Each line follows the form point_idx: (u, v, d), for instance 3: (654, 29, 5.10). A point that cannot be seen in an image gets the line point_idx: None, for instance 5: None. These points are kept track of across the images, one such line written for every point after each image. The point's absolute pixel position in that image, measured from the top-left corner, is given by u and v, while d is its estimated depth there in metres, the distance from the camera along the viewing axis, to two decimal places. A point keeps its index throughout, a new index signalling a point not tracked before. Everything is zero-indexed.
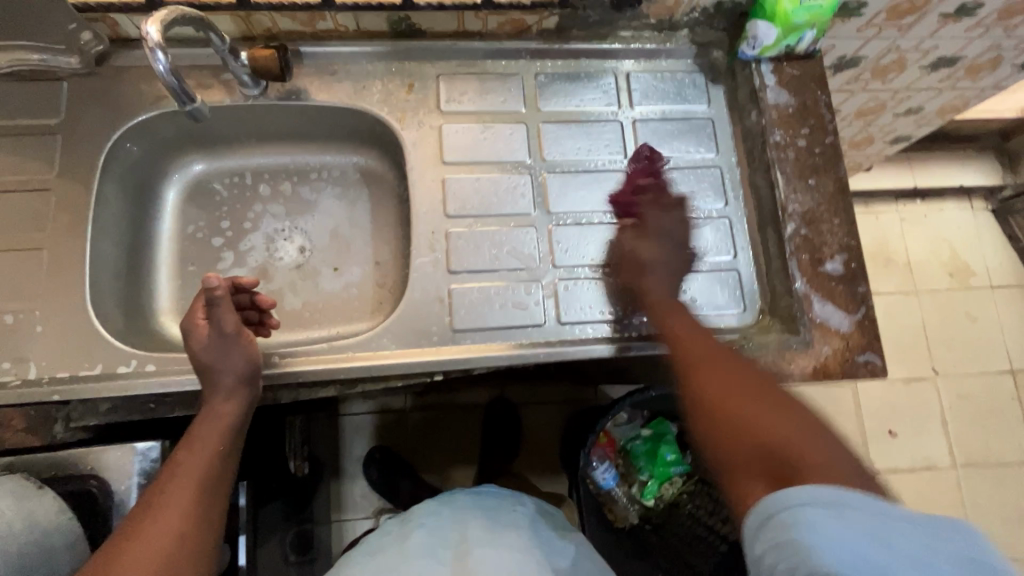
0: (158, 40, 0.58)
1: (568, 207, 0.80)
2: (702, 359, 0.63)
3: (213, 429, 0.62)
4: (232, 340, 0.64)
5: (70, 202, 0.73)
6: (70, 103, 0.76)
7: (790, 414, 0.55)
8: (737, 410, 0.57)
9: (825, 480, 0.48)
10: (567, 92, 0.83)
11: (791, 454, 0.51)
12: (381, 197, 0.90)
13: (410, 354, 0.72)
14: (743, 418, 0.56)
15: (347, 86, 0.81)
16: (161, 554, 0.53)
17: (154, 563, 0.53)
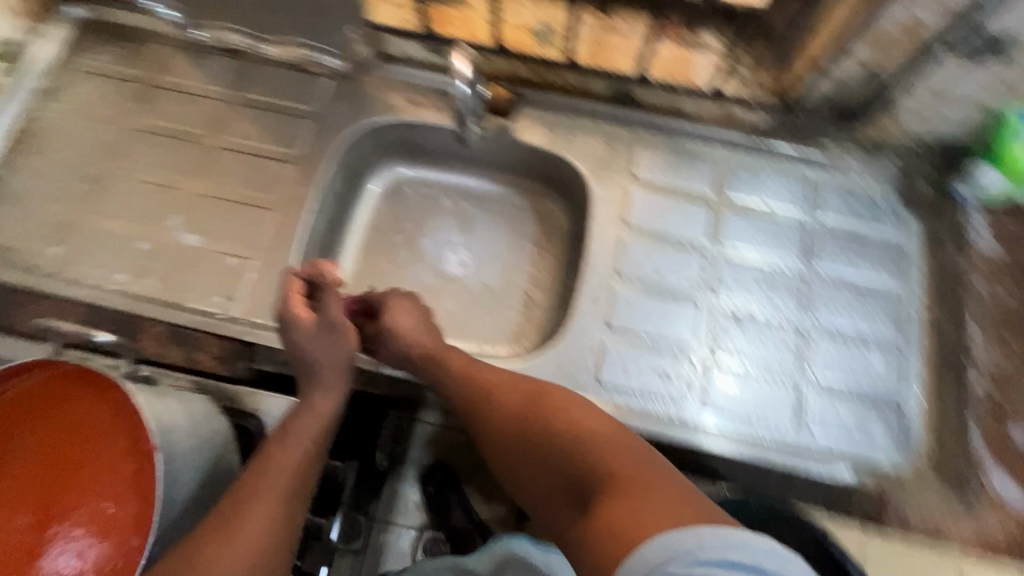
0: (464, 73, 0.76)
1: (734, 298, 0.80)
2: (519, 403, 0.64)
3: (291, 448, 0.61)
4: (336, 331, 0.68)
5: (304, 177, 0.85)
6: (327, 95, 0.89)
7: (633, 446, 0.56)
8: (505, 410, 0.65)
9: (677, 503, 0.47)
10: (758, 185, 0.85)
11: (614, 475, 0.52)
12: (547, 236, 0.94)
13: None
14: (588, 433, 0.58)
15: (553, 131, 0.86)
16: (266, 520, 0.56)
17: (261, 528, 0.56)
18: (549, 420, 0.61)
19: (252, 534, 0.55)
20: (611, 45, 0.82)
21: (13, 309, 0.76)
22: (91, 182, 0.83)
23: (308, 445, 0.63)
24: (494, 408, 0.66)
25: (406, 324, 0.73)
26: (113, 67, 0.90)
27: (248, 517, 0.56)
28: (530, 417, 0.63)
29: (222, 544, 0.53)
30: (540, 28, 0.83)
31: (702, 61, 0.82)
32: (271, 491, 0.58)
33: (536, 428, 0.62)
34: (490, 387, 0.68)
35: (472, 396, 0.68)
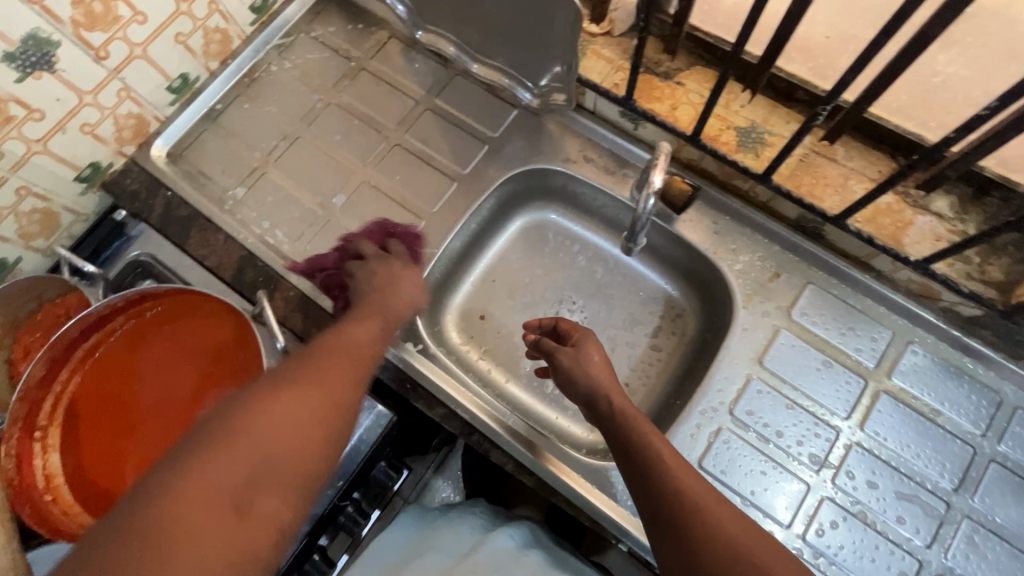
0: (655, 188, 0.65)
1: (856, 497, 0.69)
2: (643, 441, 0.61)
3: (325, 365, 0.54)
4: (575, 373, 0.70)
5: (462, 199, 0.87)
6: (509, 127, 0.90)
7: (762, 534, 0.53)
8: (680, 497, 0.56)
9: None
10: (931, 382, 0.73)
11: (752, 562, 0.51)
12: (668, 335, 0.88)
13: (623, 514, 0.72)
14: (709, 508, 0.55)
15: (718, 238, 0.80)
16: (313, 430, 0.48)
17: (312, 424, 0.49)
18: (718, 518, 0.54)
19: (279, 437, 0.46)
20: (822, 174, 0.74)
21: (191, 230, 0.87)
22: (287, 140, 0.92)
23: (351, 370, 0.55)
24: (672, 502, 0.56)
25: (599, 358, 0.70)
26: (340, 41, 0.98)
27: (252, 422, 0.46)
28: (702, 514, 0.54)
29: (268, 402, 0.48)
30: (748, 131, 0.76)
31: (923, 225, 0.70)
32: (301, 401, 0.49)
33: (697, 523, 0.54)
34: (673, 465, 0.58)
35: (638, 463, 0.60)
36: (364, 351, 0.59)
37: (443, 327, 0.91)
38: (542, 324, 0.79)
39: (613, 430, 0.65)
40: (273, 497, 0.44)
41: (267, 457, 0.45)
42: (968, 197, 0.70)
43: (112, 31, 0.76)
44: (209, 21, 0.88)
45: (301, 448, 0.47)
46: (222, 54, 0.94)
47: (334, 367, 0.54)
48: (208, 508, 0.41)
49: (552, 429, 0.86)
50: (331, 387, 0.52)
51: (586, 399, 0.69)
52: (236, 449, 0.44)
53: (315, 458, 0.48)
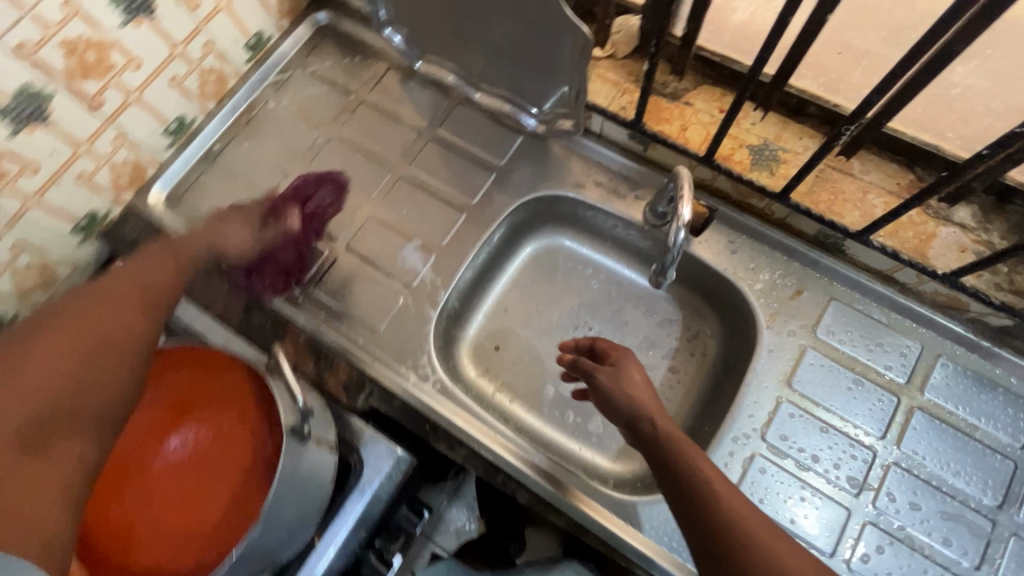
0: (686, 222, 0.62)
1: (899, 520, 0.67)
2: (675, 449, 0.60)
3: (144, 263, 0.63)
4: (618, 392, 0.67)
5: (472, 229, 0.85)
6: (515, 154, 0.88)
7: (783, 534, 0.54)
8: (735, 530, 0.54)
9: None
10: (965, 394, 0.71)
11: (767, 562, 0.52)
12: (690, 357, 0.86)
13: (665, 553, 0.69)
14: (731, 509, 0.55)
15: (736, 258, 0.78)
16: (112, 340, 0.54)
17: (104, 342, 0.54)
18: (776, 552, 0.52)
19: (107, 325, 0.55)
20: (840, 189, 0.72)
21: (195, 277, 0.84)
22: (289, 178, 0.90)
23: (140, 318, 0.58)
24: (723, 532, 0.54)
25: (640, 378, 0.68)
26: (337, 74, 0.97)
27: (54, 343, 0.51)
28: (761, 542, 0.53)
29: (68, 330, 0.53)
30: (761, 149, 0.75)
31: (947, 237, 0.69)
32: (67, 326, 0.53)
33: (757, 556, 0.52)
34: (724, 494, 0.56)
35: (688, 493, 0.57)
36: (161, 300, 0.62)
37: (458, 361, 0.88)
38: (579, 343, 0.76)
39: (656, 458, 0.61)
40: (78, 436, 0.49)
41: (70, 389, 0.49)
42: (989, 206, 0.69)
43: (107, 79, 0.75)
44: (204, 61, 0.86)
45: (104, 367, 0.53)
46: (219, 94, 0.92)
47: (106, 315, 0.56)
48: (9, 437, 0.45)
49: (578, 461, 0.84)
50: (121, 347, 0.54)
51: (625, 422, 0.66)
52: (17, 379, 0.47)
53: (123, 366, 0.54)
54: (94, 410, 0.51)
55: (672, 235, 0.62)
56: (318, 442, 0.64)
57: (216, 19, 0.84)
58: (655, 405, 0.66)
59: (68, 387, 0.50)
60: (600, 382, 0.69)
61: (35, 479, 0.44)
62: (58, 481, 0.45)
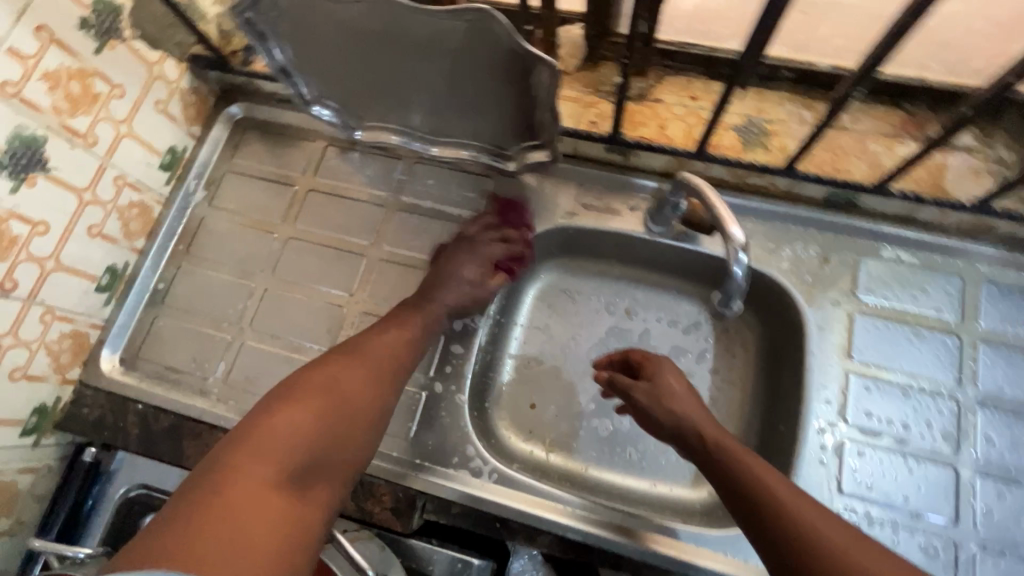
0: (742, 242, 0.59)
1: (1006, 462, 0.65)
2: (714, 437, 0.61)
3: (373, 341, 0.65)
4: (658, 404, 0.66)
5: None
6: (492, 200, 0.81)
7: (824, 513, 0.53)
8: (760, 488, 0.55)
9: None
10: (1019, 314, 0.69)
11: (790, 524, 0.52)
12: (734, 352, 0.81)
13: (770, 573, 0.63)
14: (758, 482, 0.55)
15: (754, 242, 0.74)
16: (338, 428, 0.56)
17: (322, 410, 0.56)
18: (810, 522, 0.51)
19: (327, 397, 0.58)
20: (839, 146, 0.69)
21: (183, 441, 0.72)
22: (255, 297, 0.79)
23: (375, 374, 0.62)
24: (770, 504, 0.54)
25: (679, 386, 0.66)
26: (271, 166, 0.87)
27: (297, 410, 0.55)
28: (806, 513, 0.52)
29: (312, 376, 0.59)
30: (747, 127, 0.71)
31: (959, 164, 0.67)
32: (348, 367, 0.62)
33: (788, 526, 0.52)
34: (749, 461, 0.58)
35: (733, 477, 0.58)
36: (398, 365, 0.65)
37: (499, 434, 0.80)
38: (611, 359, 0.74)
39: (709, 466, 0.60)
40: (314, 482, 0.53)
41: (312, 449, 0.54)
42: (986, 122, 0.67)
43: (13, 255, 0.63)
44: (120, 198, 0.75)
45: (327, 443, 0.55)
46: (146, 227, 0.81)
47: (368, 361, 0.63)
48: (262, 479, 0.49)
49: (657, 501, 0.77)
50: (361, 385, 0.61)
51: (670, 435, 0.65)
52: (285, 432, 0.53)
53: (341, 437, 0.56)
54: (338, 468, 0.56)
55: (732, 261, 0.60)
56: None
57: (119, 149, 0.73)
58: (701, 412, 0.65)
59: (312, 443, 0.54)
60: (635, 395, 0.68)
61: (256, 509, 0.47)
62: (261, 543, 0.45)
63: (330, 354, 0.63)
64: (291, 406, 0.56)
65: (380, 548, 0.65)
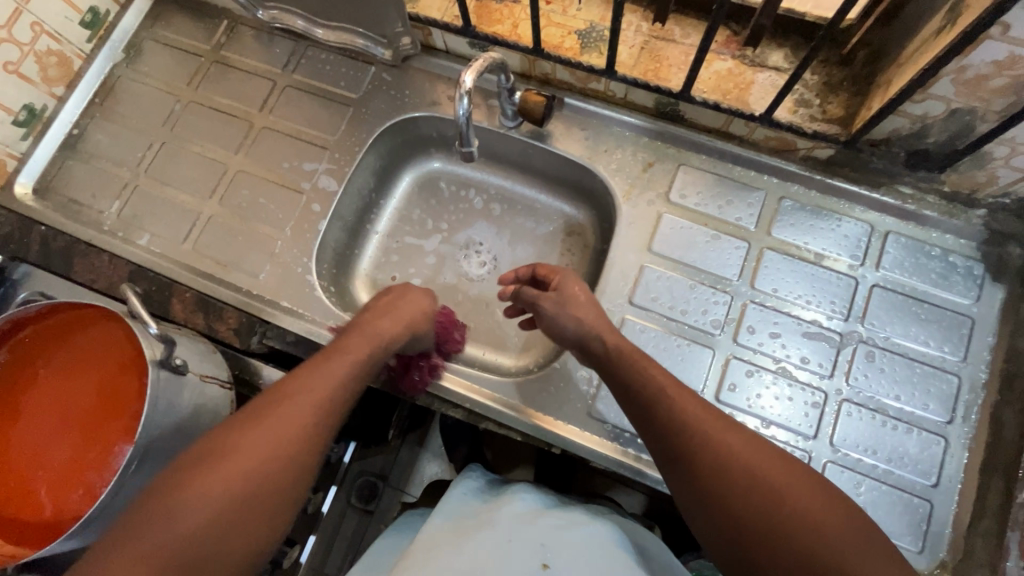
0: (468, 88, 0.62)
1: (762, 351, 0.73)
2: (668, 402, 0.57)
3: (311, 392, 0.55)
4: (564, 303, 0.68)
5: (340, 163, 0.86)
6: (371, 86, 0.89)
7: (796, 475, 0.51)
8: (726, 471, 0.51)
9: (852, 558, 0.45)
10: (808, 228, 0.77)
11: (773, 520, 0.48)
12: (574, 249, 0.91)
13: (531, 414, 0.75)
14: (722, 464, 0.52)
15: (590, 144, 0.82)
16: (257, 495, 0.49)
17: (240, 485, 0.49)
18: (784, 497, 0.49)
19: (235, 473, 0.49)
20: (664, 56, 0.76)
21: (74, 258, 0.83)
22: (153, 148, 0.90)
23: (345, 373, 0.58)
24: (730, 484, 0.51)
25: (584, 294, 0.69)
26: (184, 38, 0.95)
27: (210, 478, 0.48)
28: (767, 473, 0.51)
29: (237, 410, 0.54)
30: (588, 32, 0.78)
31: (763, 81, 0.73)
32: (276, 428, 0.52)
33: (770, 518, 0.48)
34: (712, 434, 0.54)
35: (675, 445, 0.54)
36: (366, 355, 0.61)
37: (356, 296, 0.91)
38: (520, 275, 0.78)
39: (670, 451, 0.55)
40: (224, 551, 0.47)
41: (220, 523, 0.47)
42: (798, 46, 0.73)
43: None
44: (38, 44, 0.84)
45: (253, 511, 0.49)
46: (66, 77, 0.90)
47: (328, 375, 0.57)
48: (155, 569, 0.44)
49: (480, 364, 0.88)
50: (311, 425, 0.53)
51: (575, 344, 0.67)
52: (209, 501, 0.47)
53: (263, 504, 0.50)
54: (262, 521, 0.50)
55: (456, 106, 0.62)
56: (198, 374, 0.67)
57: None
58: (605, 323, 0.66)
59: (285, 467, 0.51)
60: (540, 301, 0.70)
61: None
62: None
63: (271, 403, 0.54)
64: (202, 486, 0.48)
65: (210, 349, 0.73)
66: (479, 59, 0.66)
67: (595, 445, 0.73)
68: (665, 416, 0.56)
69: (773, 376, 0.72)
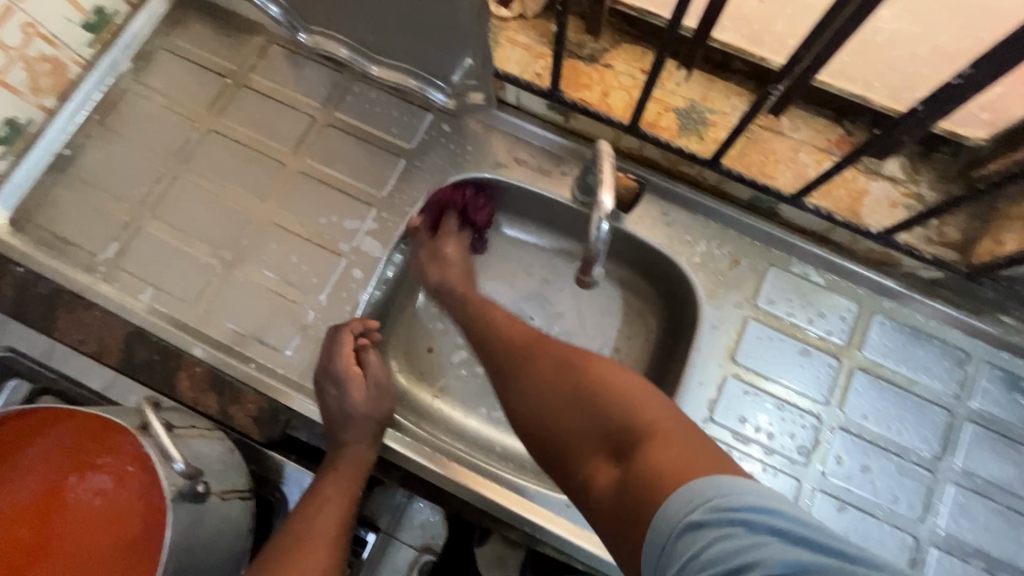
0: (608, 211, 0.56)
1: (849, 485, 0.67)
2: (523, 363, 0.59)
3: (318, 527, 0.56)
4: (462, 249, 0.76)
5: (386, 223, 0.75)
6: (426, 136, 0.78)
7: (569, 365, 0.55)
8: (558, 414, 0.53)
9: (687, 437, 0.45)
10: (902, 351, 0.71)
11: (629, 425, 0.48)
12: (634, 336, 0.82)
13: (537, 512, 0.67)
14: (560, 393, 0.53)
15: (671, 231, 0.74)
16: None
17: None
18: (571, 382, 0.53)
19: None
20: (771, 150, 0.69)
21: (58, 312, 0.70)
22: (162, 182, 0.76)
23: (343, 512, 0.58)
24: (557, 420, 0.52)
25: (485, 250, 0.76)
26: (206, 52, 0.82)
27: None
28: (610, 395, 0.50)
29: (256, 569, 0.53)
30: (688, 112, 0.70)
31: (877, 191, 0.67)
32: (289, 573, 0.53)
33: (584, 411, 0.51)
34: (526, 379, 0.57)
35: (553, 442, 0.53)
36: (350, 477, 0.60)
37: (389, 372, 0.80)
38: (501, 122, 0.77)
39: (540, 440, 0.54)
40: None
41: None
42: (917, 156, 0.67)
43: None
44: (30, 49, 0.69)
45: None
46: (59, 86, 0.76)
47: (318, 536, 0.55)
48: None
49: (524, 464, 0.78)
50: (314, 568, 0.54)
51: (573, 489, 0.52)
52: None
53: None
54: None
55: (593, 230, 0.58)
56: (219, 494, 0.56)
57: None
58: None
59: None
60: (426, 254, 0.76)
61: None
62: None
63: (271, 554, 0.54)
64: None
65: (227, 450, 0.61)
66: (604, 164, 0.59)
67: None
68: (514, 383, 0.58)
69: (861, 514, 0.66)
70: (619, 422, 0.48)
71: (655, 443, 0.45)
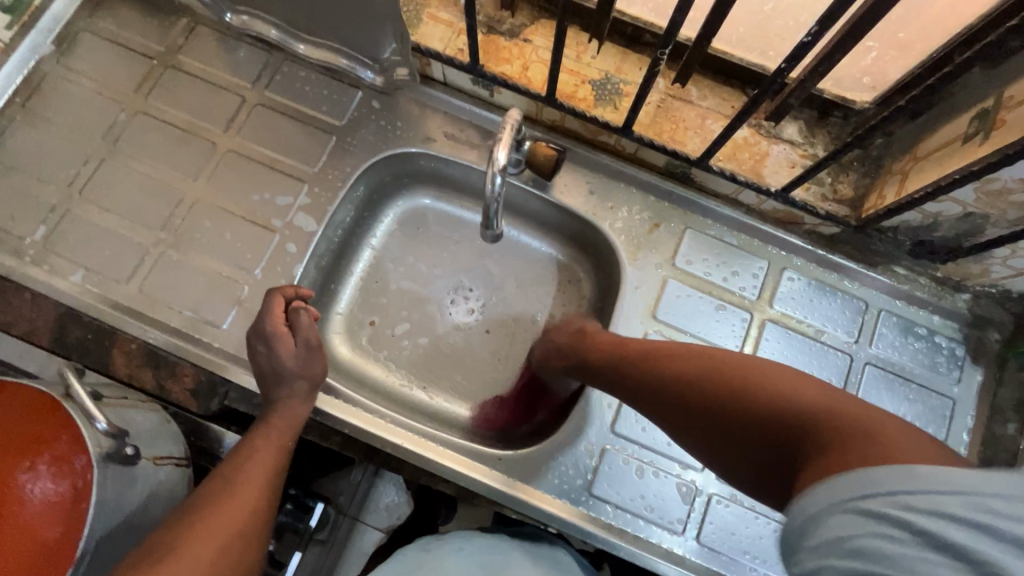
0: (502, 166, 0.60)
1: None
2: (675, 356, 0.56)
3: (252, 473, 0.58)
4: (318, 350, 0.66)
5: (319, 198, 0.77)
6: (357, 113, 0.80)
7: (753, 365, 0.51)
8: (729, 390, 0.49)
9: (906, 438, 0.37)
10: (809, 303, 0.76)
11: (814, 420, 0.43)
12: (567, 302, 0.85)
13: (469, 463, 0.70)
14: (734, 375, 0.50)
15: (594, 197, 0.78)
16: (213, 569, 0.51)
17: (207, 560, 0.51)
18: (749, 377, 0.49)
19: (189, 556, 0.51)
20: (681, 118, 0.73)
21: None
22: (90, 164, 0.76)
23: (279, 461, 0.60)
24: (733, 379, 0.50)
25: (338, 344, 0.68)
26: (132, 33, 0.82)
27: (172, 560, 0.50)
28: (776, 388, 0.47)
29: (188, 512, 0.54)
30: (603, 83, 0.73)
31: (778, 154, 0.73)
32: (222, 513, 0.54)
33: (758, 394, 0.47)
34: (674, 371, 0.55)
35: (725, 391, 0.50)
36: (288, 429, 0.62)
37: (330, 345, 0.82)
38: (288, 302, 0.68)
39: (712, 396, 0.50)
40: None
41: None
42: (813, 120, 0.72)
43: None
44: None
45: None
46: None
47: (252, 480, 0.57)
48: None
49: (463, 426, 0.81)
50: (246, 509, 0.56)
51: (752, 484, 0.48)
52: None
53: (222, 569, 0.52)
54: None
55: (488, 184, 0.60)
56: (152, 458, 0.58)
57: None
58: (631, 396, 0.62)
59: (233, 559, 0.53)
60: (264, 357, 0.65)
61: None
62: None
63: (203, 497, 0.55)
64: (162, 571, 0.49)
65: (162, 420, 0.63)
66: (503, 124, 0.62)
67: (596, 530, 0.68)
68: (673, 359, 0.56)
69: None
70: (815, 413, 0.43)
71: (849, 437, 0.40)
